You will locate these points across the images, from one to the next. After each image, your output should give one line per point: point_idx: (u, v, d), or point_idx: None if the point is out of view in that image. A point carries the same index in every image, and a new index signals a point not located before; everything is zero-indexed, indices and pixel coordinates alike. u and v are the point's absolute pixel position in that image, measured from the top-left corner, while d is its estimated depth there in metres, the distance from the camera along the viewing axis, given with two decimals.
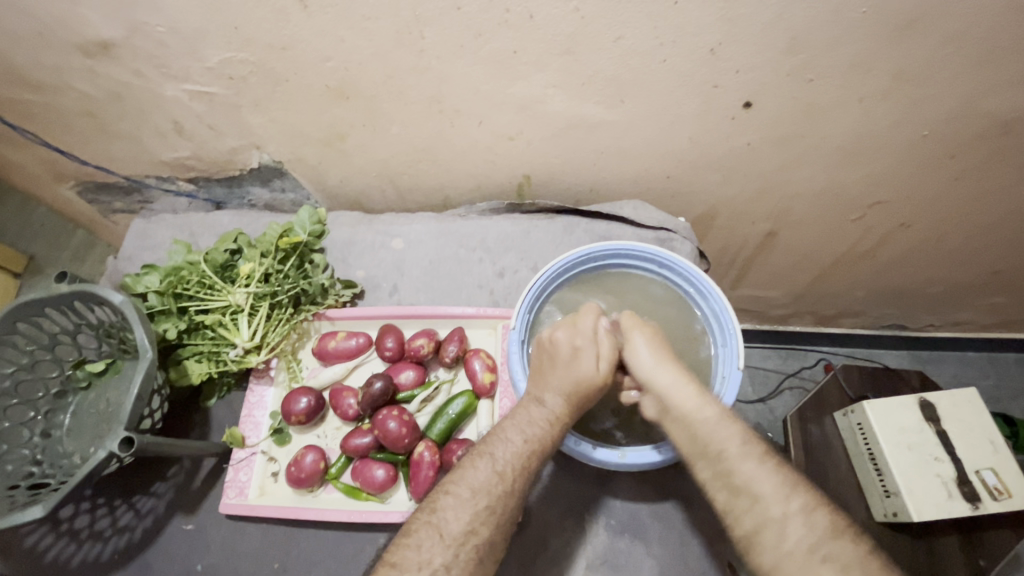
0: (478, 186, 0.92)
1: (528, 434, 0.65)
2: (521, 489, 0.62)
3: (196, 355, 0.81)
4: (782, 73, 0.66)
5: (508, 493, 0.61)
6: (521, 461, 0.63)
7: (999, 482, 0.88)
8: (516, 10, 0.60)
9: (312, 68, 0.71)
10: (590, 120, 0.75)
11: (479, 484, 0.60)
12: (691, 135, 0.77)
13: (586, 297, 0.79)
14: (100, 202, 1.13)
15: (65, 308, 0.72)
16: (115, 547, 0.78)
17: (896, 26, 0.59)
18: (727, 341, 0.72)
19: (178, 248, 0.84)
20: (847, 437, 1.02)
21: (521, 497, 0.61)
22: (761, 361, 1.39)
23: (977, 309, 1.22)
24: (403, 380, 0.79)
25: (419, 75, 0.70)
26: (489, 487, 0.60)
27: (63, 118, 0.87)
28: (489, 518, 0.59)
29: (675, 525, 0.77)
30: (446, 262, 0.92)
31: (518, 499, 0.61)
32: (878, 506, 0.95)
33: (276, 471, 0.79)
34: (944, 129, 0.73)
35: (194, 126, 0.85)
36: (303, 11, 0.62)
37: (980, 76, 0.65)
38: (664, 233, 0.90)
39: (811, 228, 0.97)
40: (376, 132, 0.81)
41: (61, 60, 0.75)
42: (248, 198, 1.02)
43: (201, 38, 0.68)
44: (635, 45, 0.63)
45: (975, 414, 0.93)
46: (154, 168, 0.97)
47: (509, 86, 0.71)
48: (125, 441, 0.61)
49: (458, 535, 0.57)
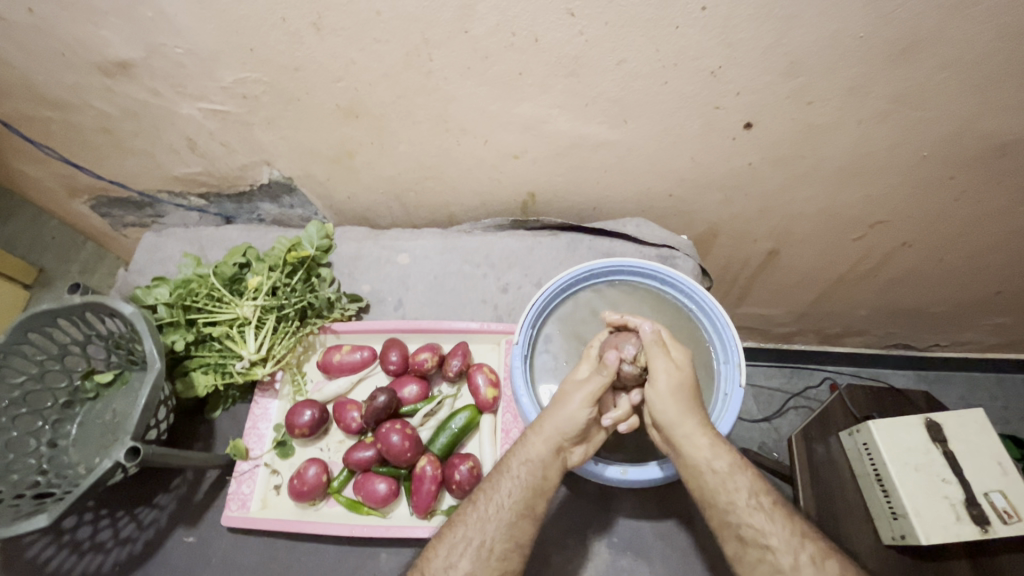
0: (482, 203, 0.94)
1: (524, 481, 0.64)
2: (514, 519, 0.63)
3: (202, 367, 0.81)
4: (781, 96, 0.67)
5: (499, 529, 0.62)
6: (527, 494, 0.63)
7: (1007, 505, 0.87)
8: (522, 34, 0.62)
9: (323, 88, 0.73)
10: (594, 140, 0.77)
11: (477, 525, 0.63)
12: (693, 154, 0.78)
13: (589, 314, 0.79)
14: (111, 215, 1.15)
15: (76, 318, 0.73)
16: (115, 559, 0.77)
17: (893, 51, 0.61)
18: (728, 357, 0.73)
19: (188, 261, 0.85)
20: (853, 457, 1.00)
21: (516, 529, 0.63)
22: (765, 379, 1.38)
23: (979, 329, 1.21)
24: (406, 394, 0.80)
25: (427, 95, 0.72)
26: (482, 527, 0.62)
27: (80, 134, 0.89)
28: (482, 559, 0.61)
29: (680, 545, 0.75)
30: (450, 278, 0.93)
31: (512, 532, 0.62)
32: (885, 529, 0.93)
33: (279, 483, 0.79)
34: (943, 151, 0.74)
35: (207, 142, 0.87)
36: (317, 34, 0.65)
37: (975, 101, 0.66)
38: (666, 250, 0.91)
39: (814, 247, 0.97)
40: (383, 150, 0.83)
41: (84, 79, 0.77)
42: (257, 213, 1.04)
43: (218, 59, 0.71)
44: (637, 68, 0.65)
45: (982, 435, 0.93)
46: (166, 183, 0.99)
47: (515, 107, 0.73)
48: (132, 451, 0.61)
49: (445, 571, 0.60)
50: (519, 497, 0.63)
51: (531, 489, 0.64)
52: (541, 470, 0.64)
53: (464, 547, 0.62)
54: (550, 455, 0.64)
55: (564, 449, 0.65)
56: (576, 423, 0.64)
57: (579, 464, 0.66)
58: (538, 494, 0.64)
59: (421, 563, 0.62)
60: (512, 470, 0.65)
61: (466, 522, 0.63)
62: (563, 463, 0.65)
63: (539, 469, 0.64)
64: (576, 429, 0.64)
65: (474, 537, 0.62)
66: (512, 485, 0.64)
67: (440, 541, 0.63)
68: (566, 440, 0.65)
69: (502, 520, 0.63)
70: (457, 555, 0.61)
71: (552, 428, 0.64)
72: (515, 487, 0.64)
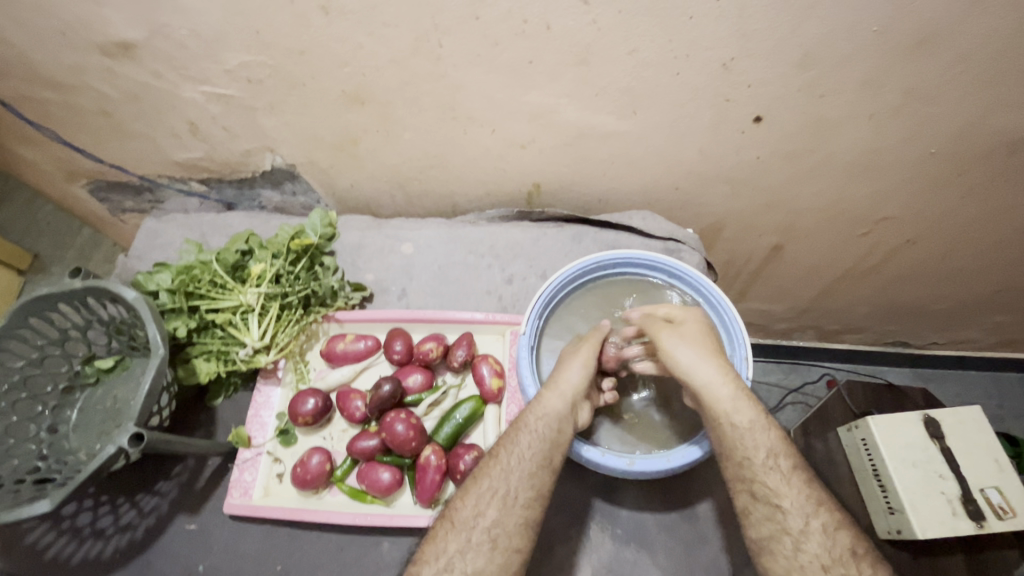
0: (487, 193, 0.93)
1: (542, 434, 0.64)
2: (537, 474, 0.63)
3: (204, 353, 0.80)
4: (793, 89, 0.67)
5: (524, 484, 0.62)
6: (550, 449, 0.64)
7: (1003, 501, 0.88)
8: (533, 20, 0.61)
9: (329, 73, 0.72)
10: (602, 131, 0.76)
11: (501, 477, 0.63)
12: (702, 147, 0.78)
13: (595, 307, 0.80)
14: (110, 200, 1.14)
15: (77, 303, 0.72)
16: (116, 545, 0.77)
17: (907, 46, 0.60)
18: (735, 350, 0.73)
19: (188, 247, 0.83)
20: (851, 451, 1.01)
21: (541, 487, 0.63)
22: (763, 374, 1.39)
23: (977, 327, 1.22)
24: (411, 383, 0.79)
25: (436, 82, 0.71)
26: (509, 479, 0.63)
27: (79, 116, 0.88)
28: (517, 513, 0.61)
29: (683, 537, 0.76)
30: (454, 268, 0.93)
31: (538, 492, 0.63)
32: (881, 523, 0.95)
33: (281, 471, 0.79)
34: (951, 147, 0.74)
35: (209, 127, 0.86)
36: (324, 16, 0.64)
37: (987, 96, 0.66)
38: (672, 243, 0.91)
39: (818, 243, 0.97)
40: (389, 137, 0.82)
41: (84, 59, 0.76)
42: (258, 200, 1.03)
43: (222, 42, 0.70)
44: (649, 58, 0.64)
45: (979, 431, 0.93)
46: (166, 168, 0.98)
47: (524, 95, 0.72)
48: (136, 437, 0.61)
49: (475, 519, 0.61)
50: (537, 449, 0.64)
51: (549, 442, 0.64)
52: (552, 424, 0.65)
53: (487, 497, 0.62)
54: (566, 410, 0.66)
55: (576, 404, 0.67)
56: (584, 375, 0.69)
57: (586, 422, 0.69)
58: (555, 446, 0.64)
59: (450, 515, 0.62)
60: (529, 424, 0.65)
61: (491, 475, 0.63)
62: (574, 420, 0.67)
63: (555, 422, 0.65)
64: (585, 380, 0.69)
65: (498, 488, 0.62)
66: (531, 439, 0.64)
67: (466, 492, 0.63)
68: (578, 394, 0.68)
69: (530, 475, 0.63)
70: (484, 504, 0.61)
71: (565, 382, 0.68)
72: (533, 440, 0.64)
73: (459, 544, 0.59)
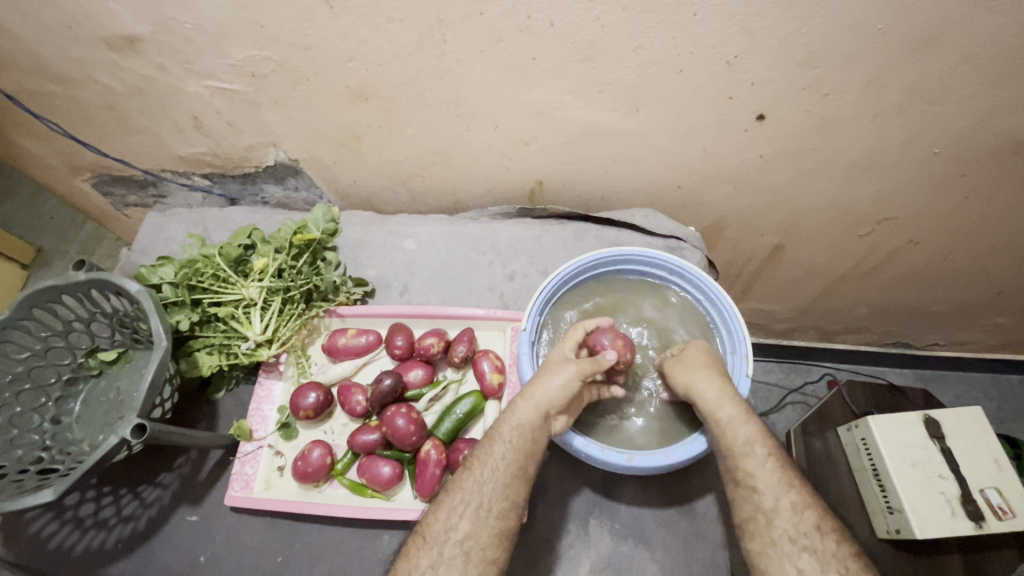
0: (489, 190, 0.93)
1: (514, 443, 0.65)
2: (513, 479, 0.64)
3: (206, 347, 0.81)
4: (796, 88, 0.67)
5: (501, 493, 0.63)
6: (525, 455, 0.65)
7: (1003, 501, 0.88)
8: (538, 17, 0.61)
9: (333, 69, 0.72)
10: (605, 128, 0.76)
11: (476, 489, 0.64)
12: (705, 145, 0.78)
13: (597, 302, 0.80)
14: (114, 194, 1.14)
15: (80, 295, 0.72)
16: (119, 536, 0.78)
17: (912, 45, 0.60)
18: (736, 348, 0.74)
19: (193, 241, 0.85)
20: (851, 451, 1.02)
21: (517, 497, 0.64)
22: (763, 374, 1.39)
23: (977, 329, 1.22)
24: (411, 378, 0.80)
25: (439, 77, 0.71)
26: (486, 491, 0.63)
27: (84, 110, 0.88)
28: (491, 526, 0.62)
29: (682, 534, 0.76)
30: (455, 264, 0.93)
31: (516, 498, 0.64)
32: (880, 522, 0.95)
33: (283, 464, 0.80)
34: (955, 147, 0.74)
35: (213, 121, 0.86)
36: (329, 11, 0.64)
37: (990, 96, 0.66)
38: (674, 241, 0.91)
39: (819, 243, 0.97)
40: (391, 133, 0.83)
41: (89, 53, 0.76)
42: (261, 195, 1.03)
43: (226, 36, 0.70)
44: (653, 55, 0.64)
45: (979, 432, 0.93)
46: (170, 162, 0.99)
47: (528, 91, 0.72)
48: (137, 428, 0.61)
49: (446, 533, 0.61)
50: (511, 459, 0.65)
51: (522, 452, 0.65)
52: (525, 430, 0.65)
53: (461, 508, 0.63)
54: (538, 421, 0.66)
55: (549, 417, 0.67)
56: (564, 390, 0.66)
57: (561, 432, 0.68)
58: (528, 456, 0.65)
59: (422, 530, 0.63)
60: (502, 433, 0.66)
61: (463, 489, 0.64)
62: (547, 430, 0.67)
63: (528, 432, 0.65)
64: (564, 394, 0.66)
65: (471, 500, 0.63)
66: (504, 449, 0.65)
67: (439, 507, 0.64)
68: (553, 406, 0.66)
69: (507, 480, 0.64)
70: (456, 517, 0.62)
71: (542, 394, 0.66)
72: (507, 450, 0.65)
73: (431, 559, 0.60)
